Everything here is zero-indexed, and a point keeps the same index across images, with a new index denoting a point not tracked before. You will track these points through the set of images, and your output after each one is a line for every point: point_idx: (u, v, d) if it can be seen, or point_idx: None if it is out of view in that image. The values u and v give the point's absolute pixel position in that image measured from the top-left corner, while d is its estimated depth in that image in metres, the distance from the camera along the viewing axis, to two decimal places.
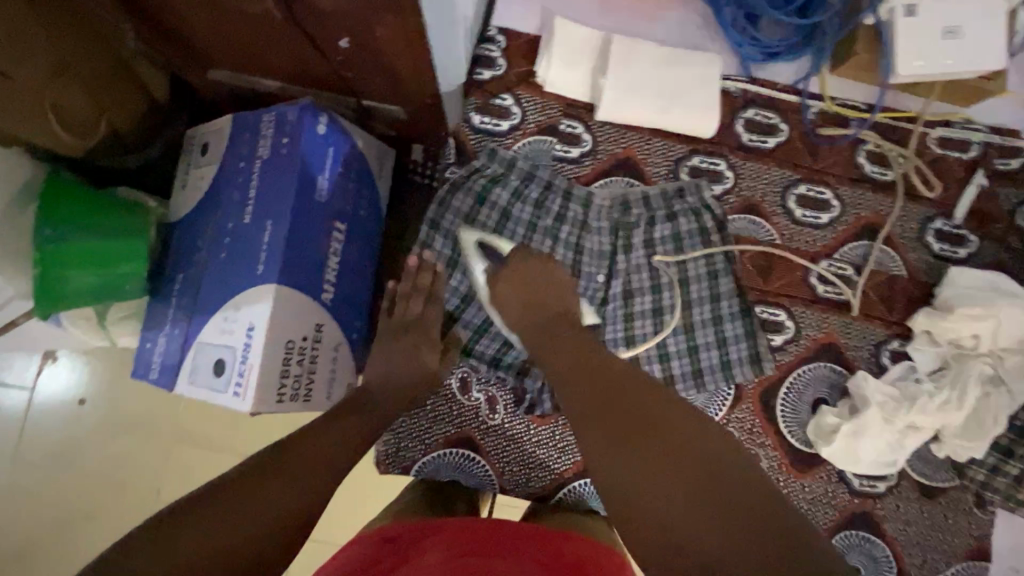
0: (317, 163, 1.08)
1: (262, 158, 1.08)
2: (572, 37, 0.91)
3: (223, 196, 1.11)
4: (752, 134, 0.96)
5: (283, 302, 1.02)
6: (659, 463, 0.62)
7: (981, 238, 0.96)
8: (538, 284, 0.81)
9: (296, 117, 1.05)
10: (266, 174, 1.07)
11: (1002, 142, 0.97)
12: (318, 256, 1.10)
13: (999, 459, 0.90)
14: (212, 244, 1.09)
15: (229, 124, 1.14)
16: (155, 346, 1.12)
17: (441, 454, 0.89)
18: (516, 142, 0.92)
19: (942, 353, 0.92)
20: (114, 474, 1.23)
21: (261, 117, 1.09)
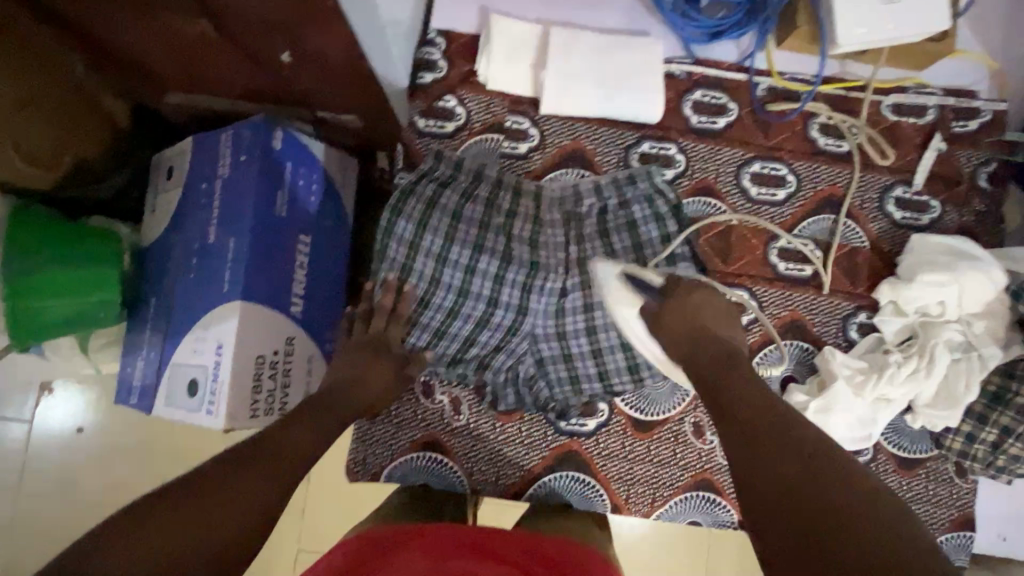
0: (276, 177, 1.09)
1: (223, 177, 1.10)
2: (511, 34, 0.91)
3: (188, 218, 1.13)
4: (701, 116, 0.95)
5: (252, 316, 1.04)
6: (823, 518, 0.51)
7: (943, 203, 0.95)
8: (715, 319, 0.75)
9: (252, 134, 1.07)
10: (227, 193, 1.09)
11: (958, 104, 0.95)
12: (285, 270, 1.10)
13: (975, 427, 0.88)
14: (180, 265, 1.10)
15: (190, 146, 1.15)
16: (134, 370, 1.13)
17: (408, 460, 0.89)
18: (463, 143, 0.92)
19: (909, 323, 0.91)
20: (105, 500, 1.25)
21: (219, 137, 1.11)
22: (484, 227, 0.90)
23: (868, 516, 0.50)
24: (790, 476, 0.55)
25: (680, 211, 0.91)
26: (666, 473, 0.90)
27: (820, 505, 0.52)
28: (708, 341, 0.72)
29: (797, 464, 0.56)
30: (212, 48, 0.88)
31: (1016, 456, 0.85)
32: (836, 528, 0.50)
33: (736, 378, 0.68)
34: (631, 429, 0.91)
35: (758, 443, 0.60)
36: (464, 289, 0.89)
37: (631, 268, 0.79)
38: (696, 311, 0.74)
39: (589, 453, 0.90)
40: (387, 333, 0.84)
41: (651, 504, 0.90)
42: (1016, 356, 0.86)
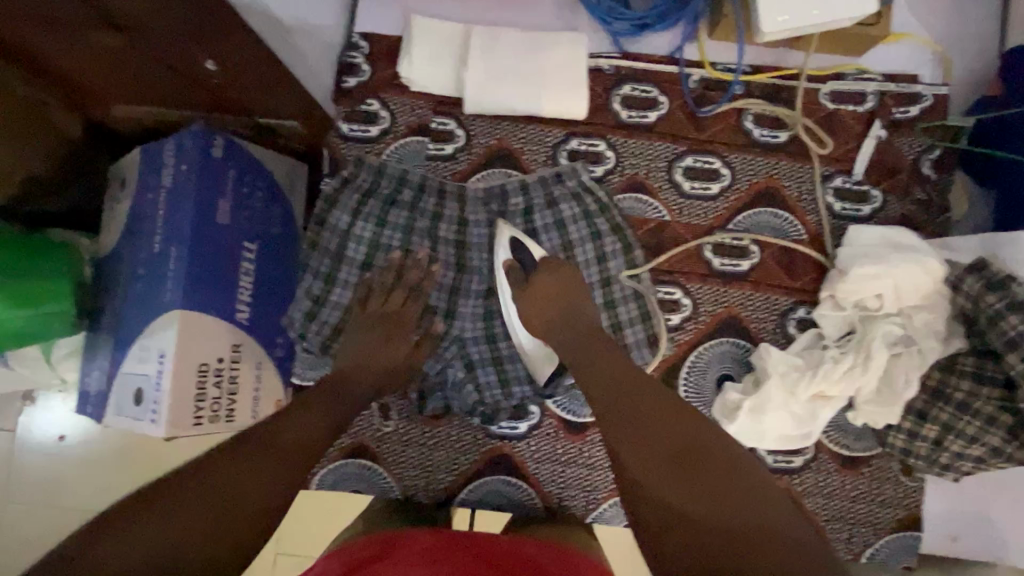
0: (218, 186, 1.09)
1: (166, 188, 1.09)
2: (432, 35, 0.90)
3: (138, 228, 1.13)
4: (631, 110, 0.93)
5: (193, 324, 1.04)
6: (689, 485, 0.57)
7: (883, 193, 0.92)
8: (567, 310, 0.80)
9: (192, 143, 1.07)
10: (171, 203, 1.08)
11: (898, 90, 0.92)
12: (228, 278, 1.09)
13: (915, 424, 0.84)
14: (130, 275, 1.11)
15: (138, 157, 1.15)
16: (90, 378, 1.15)
17: (339, 467, 0.88)
18: (388, 146, 0.92)
19: (848, 317, 0.88)
20: (70, 509, 1.27)
21: (164, 147, 1.10)
22: (409, 230, 0.90)
23: (724, 476, 0.57)
24: (654, 448, 0.61)
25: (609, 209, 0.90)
26: (600, 476, 0.88)
27: (679, 474, 0.58)
28: (576, 331, 0.78)
29: (674, 448, 0.61)
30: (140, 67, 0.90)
31: (958, 452, 0.82)
32: (699, 484, 0.57)
33: (599, 364, 0.73)
34: (563, 431, 0.89)
35: (619, 418, 0.65)
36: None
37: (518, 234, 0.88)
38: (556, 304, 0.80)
39: (521, 457, 0.89)
40: (403, 308, 0.83)
41: (584, 509, 0.88)
42: (957, 350, 0.83)
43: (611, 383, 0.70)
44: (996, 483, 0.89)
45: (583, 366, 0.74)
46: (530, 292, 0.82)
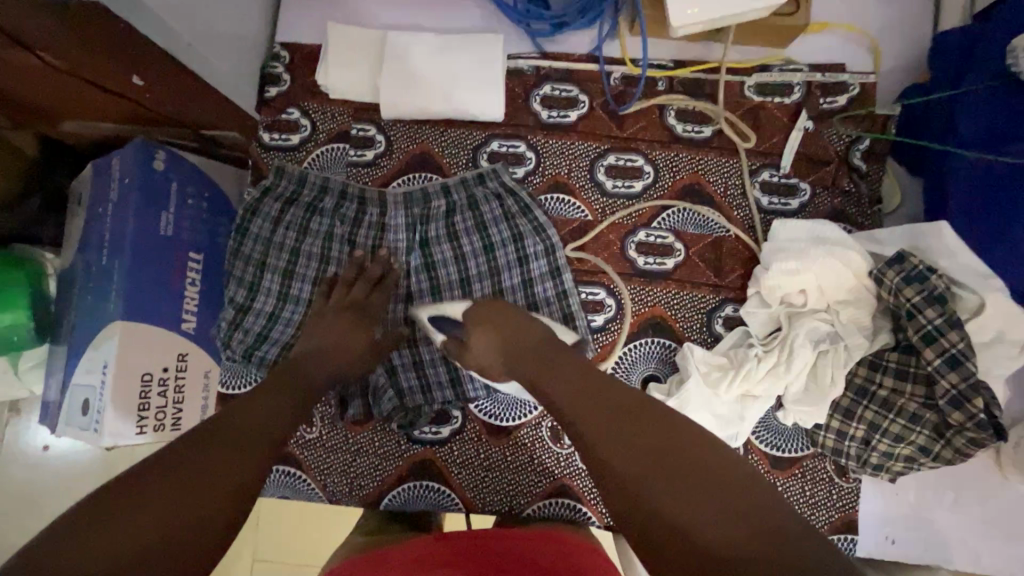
0: (161, 199, 1.07)
1: (112, 202, 1.06)
2: (349, 42, 0.91)
3: (84, 241, 1.09)
4: (552, 110, 0.92)
5: (138, 336, 1.04)
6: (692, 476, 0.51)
7: (812, 185, 0.89)
8: (515, 331, 0.72)
9: (133, 157, 1.05)
10: (116, 218, 1.06)
11: (825, 79, 0.90)
12: (175, 289, 1.09)
13: (843, 422, 0.81)
14: (77, 292, 1.08)
15: (86, 171, 1.11)
16: (50, 391, 1.13)
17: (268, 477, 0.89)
18: (309, 154, 0.93)
19: (775, 314, 0.85)
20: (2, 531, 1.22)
21: (109, 161, 1.07)
22: (329, 236, 0.90)
23: (724, 468, 0.51)
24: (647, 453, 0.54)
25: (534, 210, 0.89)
26: (523, 479, 0.88)
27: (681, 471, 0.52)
28: (530, 347, 0.70)
29: (643, 441, 0.55)
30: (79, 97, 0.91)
31: (886, 452, 0.79)
32: (675, 472, 0.52)
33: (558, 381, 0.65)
34: (485, 435, 0.89)
35: (578, 397, 0.62)
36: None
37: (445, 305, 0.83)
38: (489, 343, 0.72)
39: (444, 462, 0.89)
40: (369, 298, 0.83)
41: (509, 511, 0.88)
42: (883, 346, 0.80)
43: (573, 371, 0.66)
44: (930, 482, 0.86)
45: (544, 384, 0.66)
46: (468, 349, 0.74)
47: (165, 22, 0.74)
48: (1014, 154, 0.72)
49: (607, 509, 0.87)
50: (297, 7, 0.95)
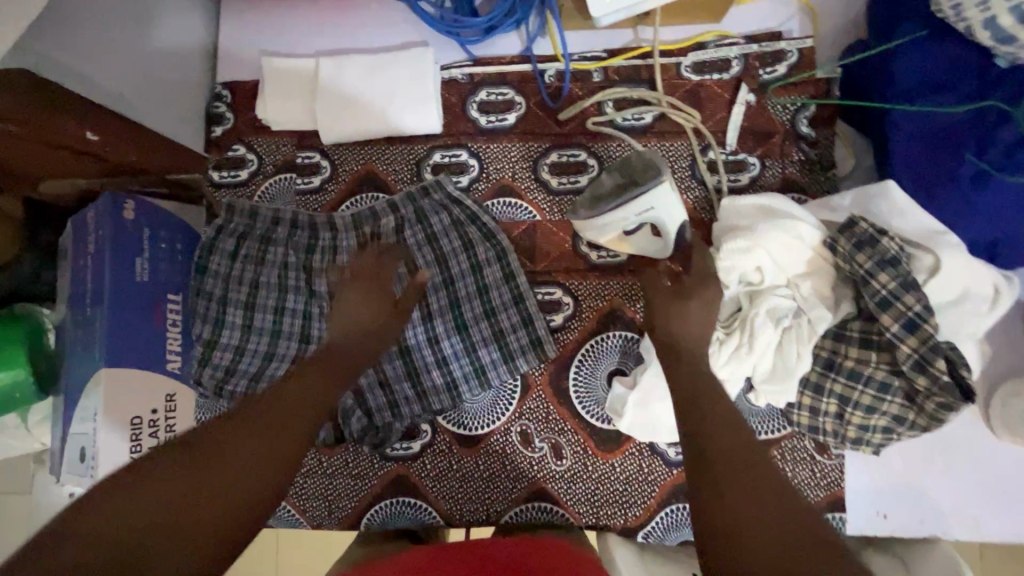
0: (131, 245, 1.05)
1: (89, 253, 1.04)
2: (284, 73, 0.92)
3: (69, 294, 1.07)
4: (489, 115, 0.92)
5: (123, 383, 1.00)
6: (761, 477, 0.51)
7: (761, 158, 0.87)
8: (704, 335, 0.71)
9: (104, 207, 1.04)
10: (94, 269, 1.03)
11: (761, 49, 0.87)
12: (156, 334, 1.07)
13: (814, 399, 0.78)
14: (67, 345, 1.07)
15: (63, 229, 1.10)
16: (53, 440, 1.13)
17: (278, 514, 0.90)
18: (259, 187, 0.94)
19: (734, 295, 0.82)
20: None
21: (82, 213, 1.05)
22: (286, 265, 0.91)
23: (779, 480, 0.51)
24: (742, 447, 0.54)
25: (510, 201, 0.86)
26: (497, 486, 0.88)
27: (753, 474, 0.52)
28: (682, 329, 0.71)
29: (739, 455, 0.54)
30: (35, 153, 0.92)
31: (862, 425, 0.76)
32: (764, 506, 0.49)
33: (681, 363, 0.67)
34: (456, 446, 0.89)
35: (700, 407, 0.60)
36: (292, 335, 0.91)
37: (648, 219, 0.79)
38: (680, 330, 0.71)
39: (418, 476, 0.89)
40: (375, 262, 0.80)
41: (486, 519, 0.88)
42: (846, 316, 0.78)
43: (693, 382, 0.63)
44: (920, 453, 0.83)
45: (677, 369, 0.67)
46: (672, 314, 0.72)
47: (92, 78, 0.76)
48: (955, 106, 0.71)
49: (584, 510, 0.87)
50: (234, 47, 0.98)
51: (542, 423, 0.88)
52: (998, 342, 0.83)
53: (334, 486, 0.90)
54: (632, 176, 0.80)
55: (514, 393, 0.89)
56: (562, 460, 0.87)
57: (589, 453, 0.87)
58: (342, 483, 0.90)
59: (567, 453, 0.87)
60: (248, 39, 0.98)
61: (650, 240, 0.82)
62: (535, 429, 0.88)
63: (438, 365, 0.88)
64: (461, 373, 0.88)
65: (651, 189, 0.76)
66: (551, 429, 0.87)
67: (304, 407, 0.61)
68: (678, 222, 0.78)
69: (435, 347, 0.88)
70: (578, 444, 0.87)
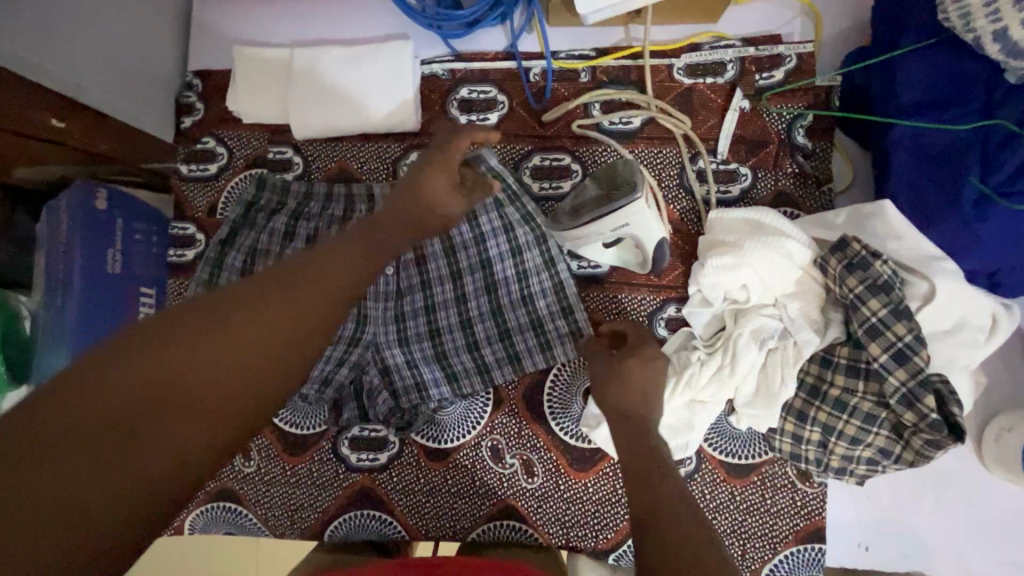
0: (105, 233, 0.89)
1: (57, 252, 0.86)
2: (257, 63, 0.88)
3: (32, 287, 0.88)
4: (471, 114, 0.87)
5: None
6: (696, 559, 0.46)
7: (754, 169, 0.82)
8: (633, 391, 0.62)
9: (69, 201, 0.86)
10: (64, 270, 0.86)
11: (759, 53, 0.83)
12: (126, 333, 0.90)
13: (796, 426, 0.74)
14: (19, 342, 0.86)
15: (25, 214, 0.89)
16: None
17: (242, 522, 0.88)
18: (228, 182, 0.90)
19: (718, 312, 0.79)
20: None
21: (49, 203, 0.86)
22: (252, 254, 0.86)
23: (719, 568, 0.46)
24: (671, 490, 0.52)
25: (496, 205, 0.82)
26: (465, 502, 0.85)
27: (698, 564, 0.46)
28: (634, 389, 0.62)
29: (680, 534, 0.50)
30: None
31: (845, 455, 0.72)
32: None
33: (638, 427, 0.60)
34: (425, 459, 0.85)
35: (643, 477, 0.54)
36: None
37: (635, 236, 0.77)
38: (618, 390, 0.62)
39: (384, 489, 0.86)
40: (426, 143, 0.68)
41: (453, 535, 0.85)
42: (834, 340, 0.74)
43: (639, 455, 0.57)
44: (907, 483, 0.79)
45: (626, 435, 0.60)
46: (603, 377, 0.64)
47: (34, 62, 0.74)
48: (959, 124, 0.67)
49: (554, 530, 0.84)
50: (207, 33, 0.93)
51: (514, 438, 0.84)
52: (995, 372, 0.79)
53: (300, 495, 0.87)
54: (613, 187, 0.78)
55: (486, 406, 0.86)
56: (533, 478, 0.84)
57: (561, 471, 0.84)
58: (306, 492, 0.87)
59: (539, 471, 0.84)
60: (222, 26, 0.93)
61: (631, 254, 0.81)
62: (507, 444, 0.84)
63: (408, 367, 0.85)
64: (431, 377, 0.85)
65: (626, 205, 0.74)
66: (523, 445, 0.84)
67: (300, 304, 0.51)
68: (658, 237, 0.76)
69: (406, 353, 0.85)
70: (551, 461, 0.84)
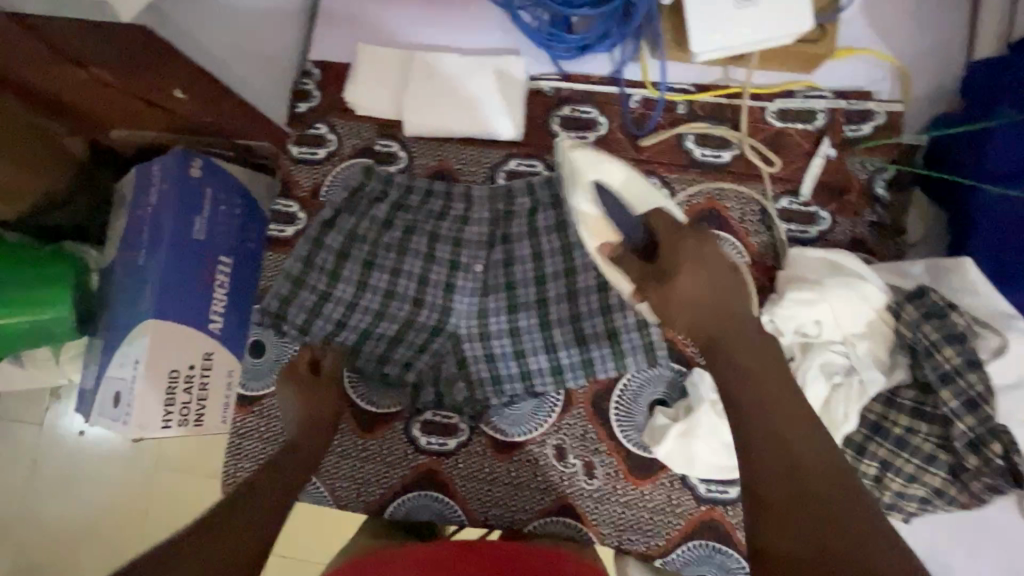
0: (193, 202, 1.00)
1: (154, 207, 1.00)
2: (378, 61, 0.94)
3: (133, 237, 1.02)
4: (570, 131, 0.93)
5: (161, 342, 0.96)
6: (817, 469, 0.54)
7: (834, 214, 0.88)
8: (716, 304, 0.64)
9: (169, 164, 1.00)
10: (156, 223, 0.99)
11: (849, 106, 0.88)
12: (200, 292, 1.00)
13: (854, 459, 0.78)
14: (122, 283, 1.01)
15: (129, 175, 1.05)
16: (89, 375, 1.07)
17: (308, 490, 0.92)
18: (334, 167, 0.96)
19: (787, 344, 0.82)
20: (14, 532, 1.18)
21: (151, 167, 1.01)
22: (351, 237, 0.91)
23: (827, 478, 0.54)
24: (794, 410, 0.58)
25: None
26: (526, 495, 0.89)
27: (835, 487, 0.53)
28: (717, 303, 0.64)
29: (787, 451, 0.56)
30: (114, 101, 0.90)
31: (900, 492, 0.77)
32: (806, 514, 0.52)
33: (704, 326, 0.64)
34: (491, 449, 0.90)
35: (742, 387, 0.60)
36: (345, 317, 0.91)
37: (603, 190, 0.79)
38: (693, 308, 0.64)
39: (449, 474, 0.90)
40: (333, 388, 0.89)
41: (510, 526, 0.89)
42: (899, 382, 0.78)
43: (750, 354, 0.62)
44: (948, 527, 0.83)
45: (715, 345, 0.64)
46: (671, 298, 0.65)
47: None
48: None
49: (608, 532, 0.88)
50: (329, 28, 1.00)
51: (578, 440, 0.89)
52: None
53: (366, 470, 0.91)
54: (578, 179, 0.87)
55: (555, 406, 0.90)
56: (592, 480, 0.88)
57: (621, 476, 0.88)
58: (373, 467, 0.91)
59: (599, 474, 0.88)
60: (345, 22, 0.99)
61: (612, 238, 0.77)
62: (571, 445, 0.89)
63: (486, 360, 0.90)
64: (507, 373, 0.90)
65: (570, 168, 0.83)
66: (586, 447, 0.89)
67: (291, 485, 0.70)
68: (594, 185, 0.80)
69: (486, 346, 0.90)
70: (611, 466, 0.88)
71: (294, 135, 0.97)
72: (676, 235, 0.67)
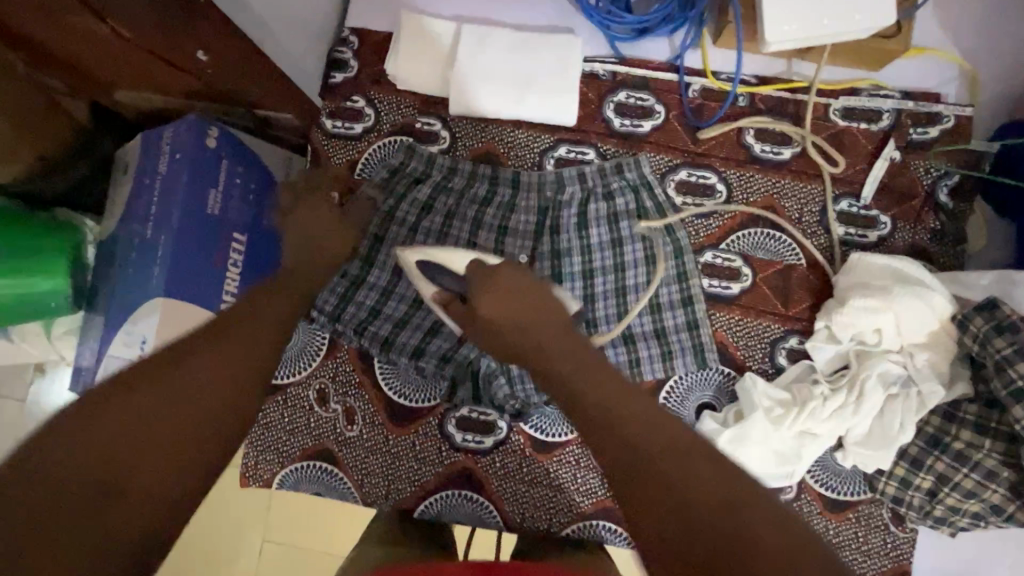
0: (209, 174, 0.87)
1: (161, 178, 0.85)
2: (423, 32, 0.88)
3: (131, 209, 0.87)
4: (625, 118, 0.88)
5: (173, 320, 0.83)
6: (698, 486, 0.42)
7: (895, 219, 0.85)
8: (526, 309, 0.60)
9: (179, 129, 0.85)
10: (164, 195, 0.85)
11: (916, 108, 0.85)
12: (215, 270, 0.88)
13: (908, 471, 0.78)
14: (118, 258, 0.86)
15: (132, 139, 0.89)
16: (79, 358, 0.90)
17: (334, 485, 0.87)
18: (371, 144, 0.90)
19: (844, 351, 0.81)
20: None
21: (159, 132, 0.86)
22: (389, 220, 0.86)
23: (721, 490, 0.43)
24: (606, 406, 0.49)
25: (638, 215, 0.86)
26: (564, 497, 0.86)
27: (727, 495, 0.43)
28: (534, 317, 0.60)
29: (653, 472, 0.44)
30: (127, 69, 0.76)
31: (953, 506, 0.76)
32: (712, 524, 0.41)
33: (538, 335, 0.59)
34: (529, 448, 0.86)
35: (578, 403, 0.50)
36: (379, 304, 0.86)
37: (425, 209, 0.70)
38: (510, 319, 0.60)
39: (485, 472, 0.86)
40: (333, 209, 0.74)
41: (547, 529, 0.86)
42: (960, 395, 0.77)
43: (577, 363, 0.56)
44: (991, 541, 0.82)
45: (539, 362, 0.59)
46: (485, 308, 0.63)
47: None
48: None
49: None
50: None
51: None
52: None
53: (398, 466, 0.87)
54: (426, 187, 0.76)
55: None
56: None
57: None
58: (405, 463, 0.87)
59: None
60: None
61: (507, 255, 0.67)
62: None
63: None
64: None
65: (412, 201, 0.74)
66: None
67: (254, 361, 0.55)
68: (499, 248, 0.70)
69: None
70: None
71: (329, 107, 0.91)
72: (488, 279, 0.64)
